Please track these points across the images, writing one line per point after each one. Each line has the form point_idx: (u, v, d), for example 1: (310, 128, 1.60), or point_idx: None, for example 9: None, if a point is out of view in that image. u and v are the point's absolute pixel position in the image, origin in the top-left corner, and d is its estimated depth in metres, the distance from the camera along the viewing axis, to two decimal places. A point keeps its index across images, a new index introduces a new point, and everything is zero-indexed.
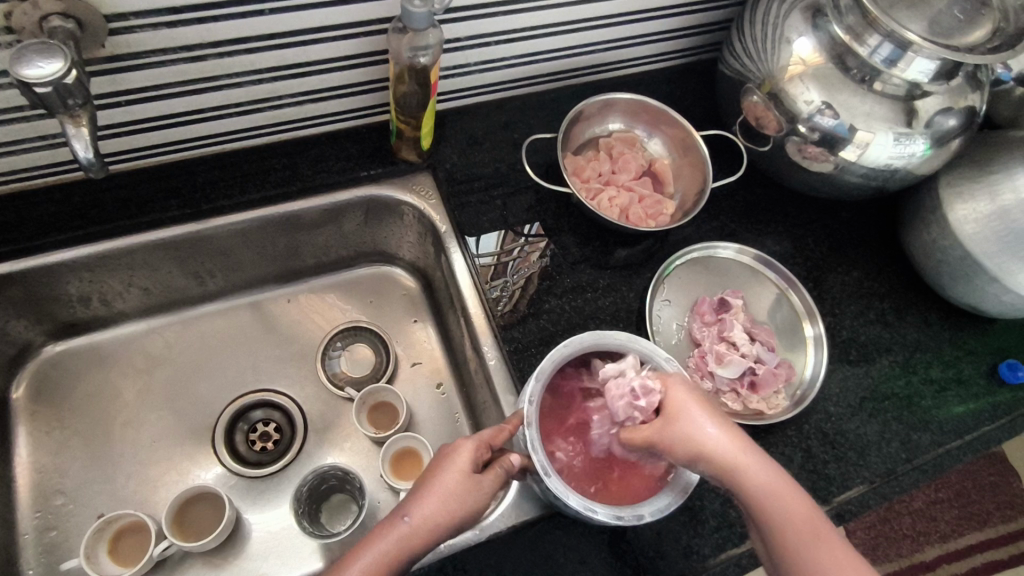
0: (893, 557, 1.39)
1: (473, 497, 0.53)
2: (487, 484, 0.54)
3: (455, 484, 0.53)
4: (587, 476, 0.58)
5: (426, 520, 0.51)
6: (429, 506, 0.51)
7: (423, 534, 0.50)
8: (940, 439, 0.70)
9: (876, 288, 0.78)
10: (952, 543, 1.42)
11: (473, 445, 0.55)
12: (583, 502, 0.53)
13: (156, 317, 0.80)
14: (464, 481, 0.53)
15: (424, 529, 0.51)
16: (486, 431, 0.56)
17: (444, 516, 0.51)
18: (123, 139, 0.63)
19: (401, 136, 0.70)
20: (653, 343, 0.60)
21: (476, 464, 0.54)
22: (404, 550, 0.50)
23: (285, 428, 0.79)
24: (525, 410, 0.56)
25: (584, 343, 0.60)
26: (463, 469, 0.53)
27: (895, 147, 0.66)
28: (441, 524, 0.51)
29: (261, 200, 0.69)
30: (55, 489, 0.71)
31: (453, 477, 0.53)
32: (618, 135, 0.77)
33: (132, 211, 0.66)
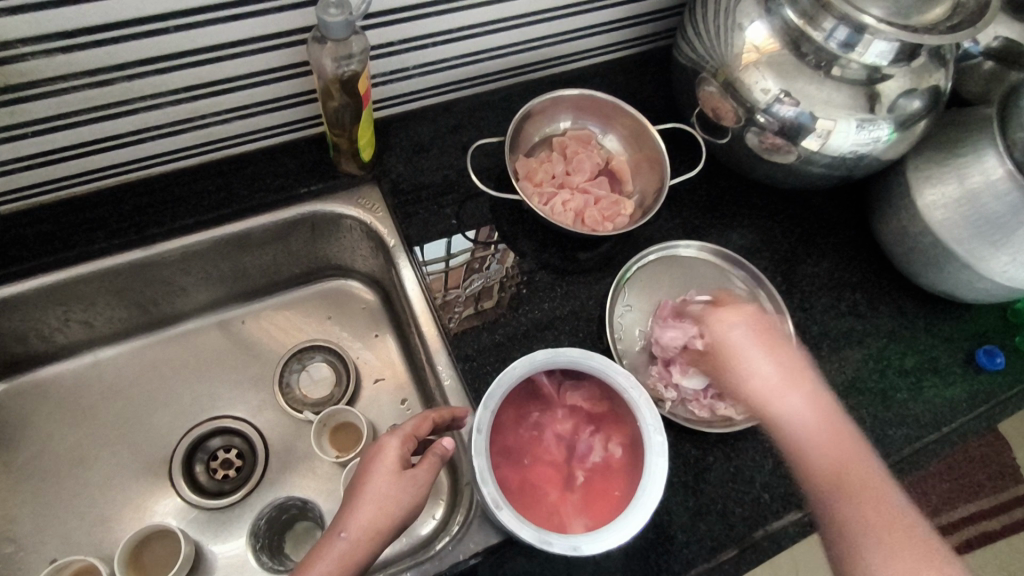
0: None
1: (411, 492, 0.51)
2: (422, 474, 0.53)
3: (388, 485, 0.51)
4: (543, 505, 0.55)
5: (364, 528, 0.49)
6: (365, 514, 0.49)
7: (364, 543, 0.48)
8: (916, 433, 0.68)
9: (847, 278, 0.75)
10: (944, 517, 1.41)
11: (399, 441, 0.53)
12: (537, 533, 0.51)
13: (102, 348, 0.77)
14: (397, 480, 0.52)
15: (364, 538, 0.49)
16: (407, 423, 0.55)
17: (383, 519, 0.50)
18: (38, 171, 0.59)
19: (340, 149, 0.66)
20: (604, 354, 0.58)
21: (405, 459, 0.53)
22: (348, 565, 0.47)
23: (246, 454, 0.76)
24: (473, 440, 0.53)
25: (536, 362, 0.57)
26: (394, 467, 0.52)
27: (858, 133, 0.62)
28: (382, 528, 0.49)
29: (196, 225, 0.66)
30: (5, 537, 0.68)
31: (385, 479, 0.51)
32: (571, 133, 0.74)
33: (57, 245, 0.62)
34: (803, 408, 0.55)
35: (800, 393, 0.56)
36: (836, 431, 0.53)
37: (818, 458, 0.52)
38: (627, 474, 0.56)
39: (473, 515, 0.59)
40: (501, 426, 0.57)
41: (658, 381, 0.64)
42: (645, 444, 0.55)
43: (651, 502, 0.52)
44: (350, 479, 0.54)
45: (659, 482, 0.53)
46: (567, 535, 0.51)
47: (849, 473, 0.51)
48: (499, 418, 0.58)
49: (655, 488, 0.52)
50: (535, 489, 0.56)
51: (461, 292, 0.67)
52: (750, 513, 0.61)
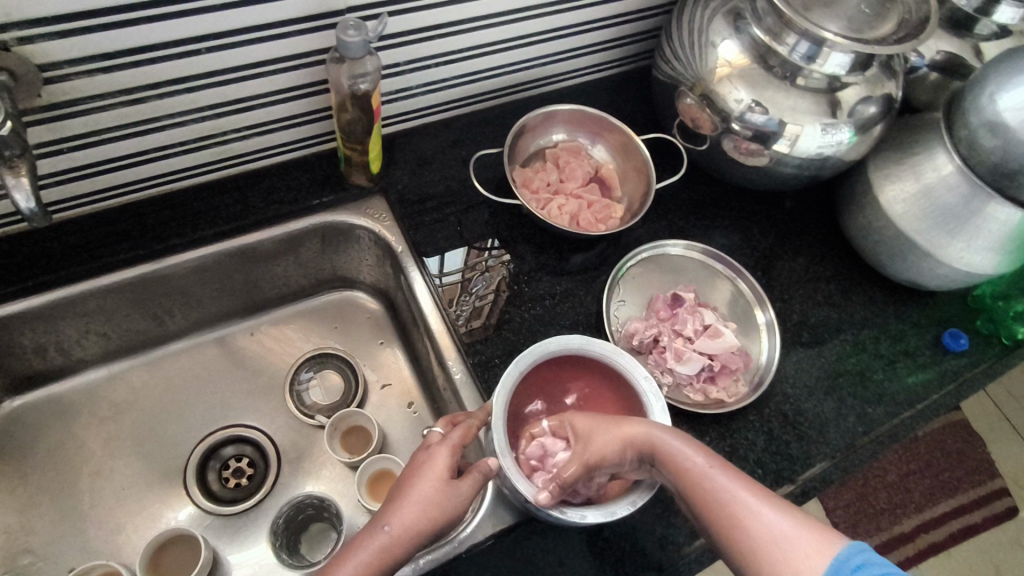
0: (873, 532, 1.43)
1: (451, 504, 0.53)
2: (464, 489, 0.54)
3: (432, 491, 0.53)
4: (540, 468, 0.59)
5: (407, 527, 0.51)
6: (408, 515, 0.52)
7: (404, 541, 0.51)
8: (894, 409, 0.73)
9: (822, 272, 0.81)
10: (927, 512, 1.46)
11: (449, 452, 0.55)
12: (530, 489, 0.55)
13: (116, 362, 0.79)
14: (442, 489, 0.54)
15: (403, 536, 0.51)
16: (457, 434, 0.57)
17: (423, 522, 0.52)
18: (68, 187, 0.62)
19: (350, 162, 0.71)
20: (605, 341, 0.62)
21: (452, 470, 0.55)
22: (384, 558, 0.50)
23: (258, 461, 0.78)
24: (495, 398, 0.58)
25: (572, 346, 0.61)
26: (441, 476, 0.54)
27: (823, 137, 0.69)
28: (421, 530, 0.52)
29: (215, 236, 0.69)
30: (23, 548, 0.69)
31: (430, 485, 0.53)
32: (563, 145, 0.80)
33: (81, 257, 0.66)
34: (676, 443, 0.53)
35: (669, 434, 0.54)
36: (703, 471, 0.51)
37: (705, 491, 0.50)
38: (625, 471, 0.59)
39: (486, 502, 0.61)
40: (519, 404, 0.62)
41: (655, 369, 0.69)
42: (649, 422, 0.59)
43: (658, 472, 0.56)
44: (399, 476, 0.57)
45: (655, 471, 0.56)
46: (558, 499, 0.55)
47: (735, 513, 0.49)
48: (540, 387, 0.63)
49: None
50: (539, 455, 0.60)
51: (469, 296, 0.71)
52: None
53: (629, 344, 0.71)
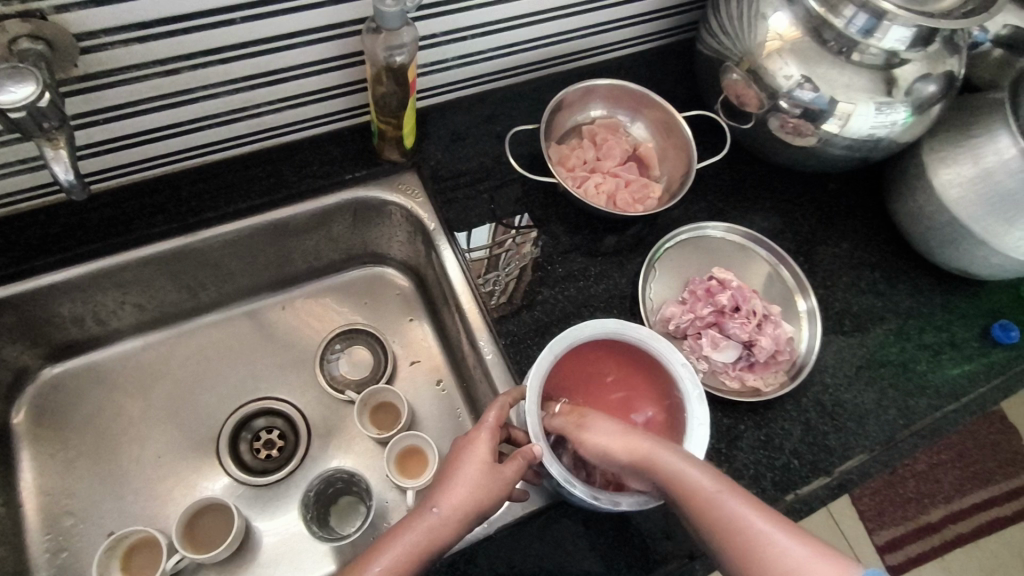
0: (898, 522, 1.41)
1: (498, 486, 0.53)
2: (509, 473, 0.54)
3: (476, 476, 0.53)
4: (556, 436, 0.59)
5: (455, 508, 0.52)
6: (457, 495, 0.52)
7: (453, 523, 0.52)
8: (937, 403, 0.71)
9: (866, 258, 0.78)
10: (955, 503, 1.44)
11: (492, 434, 0.55)
12: (564, 475, 0.54)
13: (151, 332, 0.80)
14: (485, 473, 0.53)
15: (454, 518, 0.52)
16: (493, 415, 0.56)
17: (472, 505, 0.52)
18: (105, 158, 0.62)
19: (383, 137, 0.70)
20: (638, 326, 0.61)
21: (497, 452, 0.55)
22: (435, 539, 0.51)
23: (289, 434, 0.79)
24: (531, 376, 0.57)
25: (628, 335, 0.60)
26: (486, 459, 0.54)
27: (877, 116, 0.66)
28: (469, 511, 0.52)
29: (248, 210, 0.69)
30: (65, 511, 0.71)
31: (475, 468, 0.53)
32: (601, 122, 0.77)
33: (117, 229, 0.66)
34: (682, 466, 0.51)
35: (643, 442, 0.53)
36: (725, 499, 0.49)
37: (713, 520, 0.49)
38: None
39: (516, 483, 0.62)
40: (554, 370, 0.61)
41: (690, 355, 0.68)
42: (685, 408, 0.58)
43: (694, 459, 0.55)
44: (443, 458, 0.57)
45: None
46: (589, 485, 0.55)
47: (752, 549, 0.47)
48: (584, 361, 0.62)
49: (700, 442, 0.56)
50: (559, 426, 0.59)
51: (498, 273, 0.70)
52: (781, 478, 0.64)
53: (665, 329, 0.69)
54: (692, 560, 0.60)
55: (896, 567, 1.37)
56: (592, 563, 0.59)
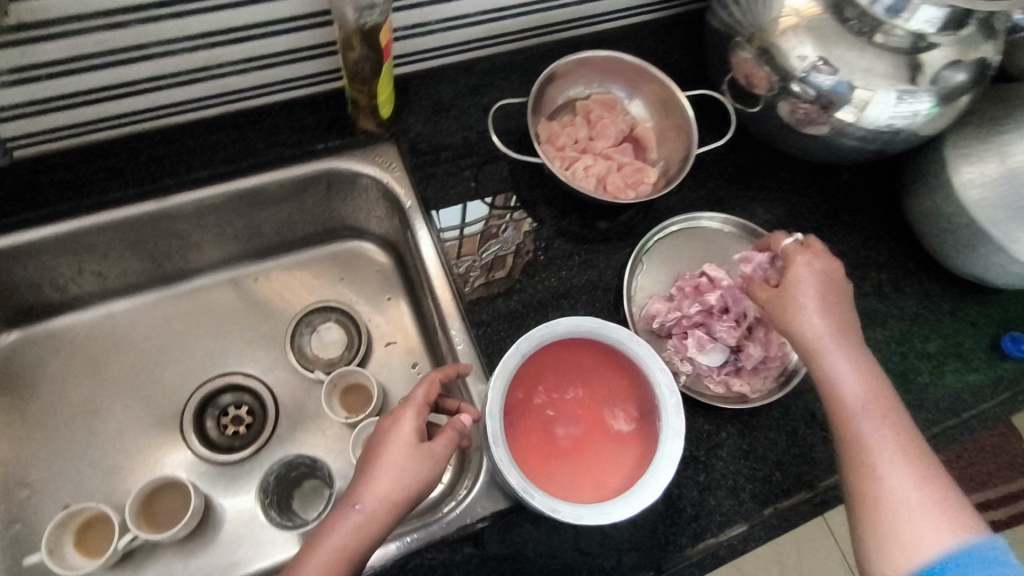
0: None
1: (426, 467, 0.52)
2: (437, 449, 0.53)
3: (403, 459, 0.51)
4: (534, 434, 0.55)
5: (380, 500, 0.50)
6: (381, 487, 0.50)
7: (380, 515, 0.49)
8: (936, 417, 0.66)
9: (874, 258, 0.73)
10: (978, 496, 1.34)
11: (416, 413, 0.54)
12: (522, 482, 0.51)
13: (116, 300, 0.77)
14: (412, 455, 0.52)
15: (380, 510, 0.49)
16: (419, 394, 0.55)
17: (400, 493, 0.50)
18: (52, 117, 0.58)
19: (358, 106, 0.65)
20: (618, 325, 0.57)
21: (421, 432, 0.53)
22: (364, 536, 0.49)
23: (257, 411, 0.76)
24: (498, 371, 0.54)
25: (614, 337, 0.56)
26: (411, 440, 0.52)
27: (898, 105, 0.60)
28: (398, 500, 0.50)
29: (210, 178, 0.64)
30: (20, 481, 0.69)
31: (400, 453, 0.51)
32: (596, 98, 0.72)
33: (69, 193, 0.62)
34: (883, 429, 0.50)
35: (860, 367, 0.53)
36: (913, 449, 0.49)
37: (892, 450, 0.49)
38: (619, 471, 0.54)
39: (480, 481, 0.59)
40: (536, 365, 0.57)
41: (674, 356, 0.63)
42: (661, 417, 0.54)
43: (664, 476, 0.51)
44: (365, 446, 0.54)
45: (658, 486, 0.51)
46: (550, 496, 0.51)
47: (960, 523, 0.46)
48: (569, 357, 0.58)
49: (670, 456, 0.52)
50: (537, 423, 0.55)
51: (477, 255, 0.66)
52: (761, 490, 0.61)
53: (648, 326, 0.65)
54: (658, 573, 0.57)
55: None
56: (553, 571, 0.56)
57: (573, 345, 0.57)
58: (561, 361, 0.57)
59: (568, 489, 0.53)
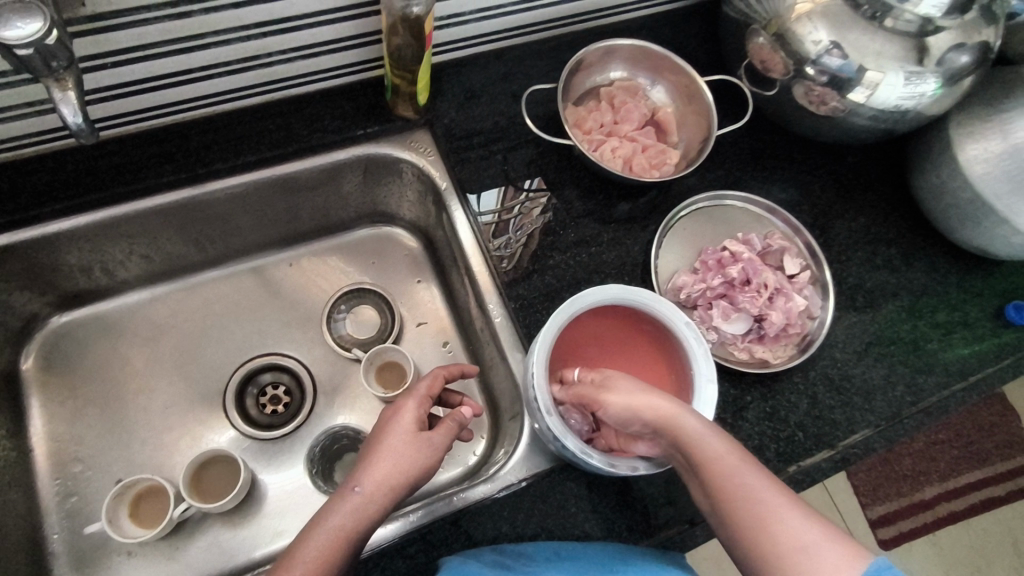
0: None
1: (425, 453, 0.58)
2: (436, 439, 0.59)
3: (403, 445, 0.57)
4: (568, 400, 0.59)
5: (379, 483, 0.55)
6: (379, 471, 0.55)
7: (377, 496, 0.54)
8: (945, 381, 0.70)
9: (883, 234, 0.77)
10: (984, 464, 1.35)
11: (416, 405, 0.61)
12: (579, 446, 0.54)
13: (159, 284, 0.80)
14: (413, 441, 0.58)
15: (378, 492, 0.55)
16: (423, 387, 0.63)
17: (396, 477, 0.56)
18: (112, 104, 0.61)
19: (397, 92, 0.68)
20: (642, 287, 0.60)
21: (420, 422, 0.60)
22: (362, 516, 0.53)
23: (295, 391, 0.80)
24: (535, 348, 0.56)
25: (643, 300, 0.59)
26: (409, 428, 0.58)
27: (905, 87, 0.63)
28: (394, 484, 0.55)
29: (257, 162, 0.68)
30: (74, 457, 0.72)
31: (401, 439, 0.58)
32: (620, 84, 0.75)
33: (125, 177, 0.65)
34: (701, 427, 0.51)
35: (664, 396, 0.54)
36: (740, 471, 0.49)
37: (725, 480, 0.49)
38: None
39: (520, 448, 0.63)
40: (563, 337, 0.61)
41: (700, 325, 0.67)
42: (692, 366, 0.57)
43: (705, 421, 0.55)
44: (370, 437, 0.60)
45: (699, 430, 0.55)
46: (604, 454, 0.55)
47: (767, 532, 0.46)
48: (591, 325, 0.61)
49: (709, 401, 0.55)
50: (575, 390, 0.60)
51: (506, 237, 0.69)
52: (784, 449, 0.64)
53: (676, 298, 0.68)
54: (693, 526, 0.60)
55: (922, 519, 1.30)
56: (593, 526, 0.59)
57: (595, 312, 0.61)
58: (586, 331, 0.62)
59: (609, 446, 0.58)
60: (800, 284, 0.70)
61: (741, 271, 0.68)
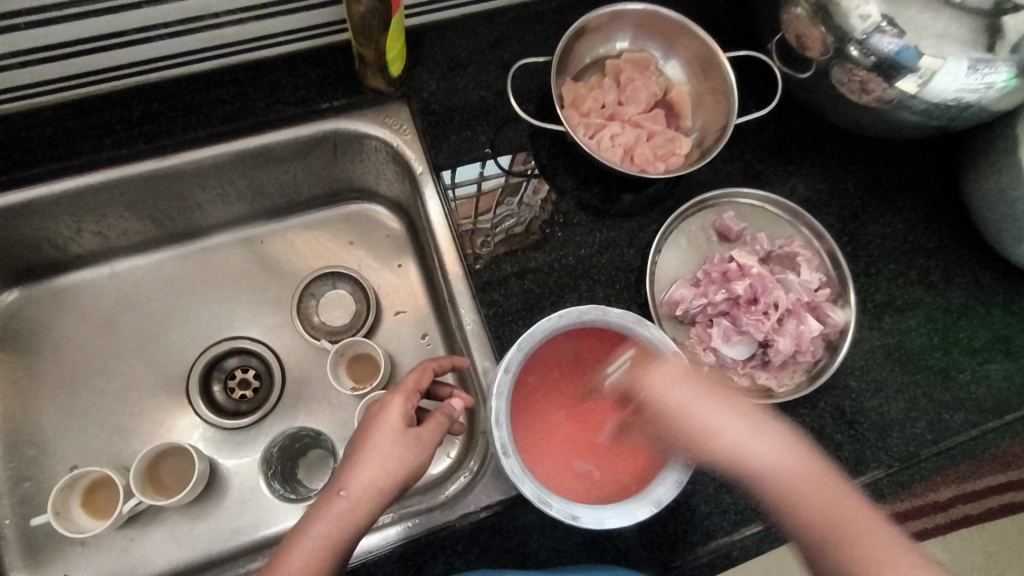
0: (954, 485, 1.24)
1: (414, 452, 0.51)
2: (427, 435, 0.52)
3: (391, 444, 0.50)
4: (539, 431, 0.51)
5: (365, 488, 0.49)
6: (364, 474, 0.49)
7: (364, 502, 0.48)
8: (975, 419, 0.62)
9: (922, 243, 0.67)
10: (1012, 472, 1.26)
11: (403, 399, 0.53)
12: (538, 490, 0.47)
13: (120, 259, 0.75)
14: (400, 440, 0.51)
15: (365, 497, 0.49)
16: (412, 378, 0.55)
17: (384, 480, 0.49)
18: (39, 70, 0.55)
19: (365, 62, 0.59)
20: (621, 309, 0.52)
21: (408, 418, 0.52)
22: (350, 523, 0.48)
23: (264, 376, 0.75)
24: (497, 378, 0.49)
25: (623, 321, 0.51)
26: (397, 426, 0.51)
27: (970, 76, 0.52)
28: (382, 488, 0.49)
29: (208, 138, 0.60)
30: (29, 440, 0.69)
31: (388, 437, 0.50)
32: (628, 57, 0.65)
33: (61, 151, 0.58)
34: (755, 442, 0.47)
35: (732, 404, 0.48)
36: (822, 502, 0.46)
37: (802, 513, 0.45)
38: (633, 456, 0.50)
39: (485, 471, 0.57)
40: (534, 363, 0.52)
41: (696, 346, 0.59)
42: None
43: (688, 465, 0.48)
44: (355, 432, 0.53)
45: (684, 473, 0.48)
46: (568, 502, 0.47)
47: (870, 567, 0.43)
48: (567, 349, 0.53)
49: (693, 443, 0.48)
50: (548, 423, 0.52)
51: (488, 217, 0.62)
52: None
53: (671, 312, 0.60)
54: (666, 571, 0.55)
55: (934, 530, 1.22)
56: (558, 565, 0.54)
57: (569, 334, 0.52)
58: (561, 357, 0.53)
59: (583, 490, 0.49)
60: (818, 302, 0.60)
61: (748, 288, 0.59)
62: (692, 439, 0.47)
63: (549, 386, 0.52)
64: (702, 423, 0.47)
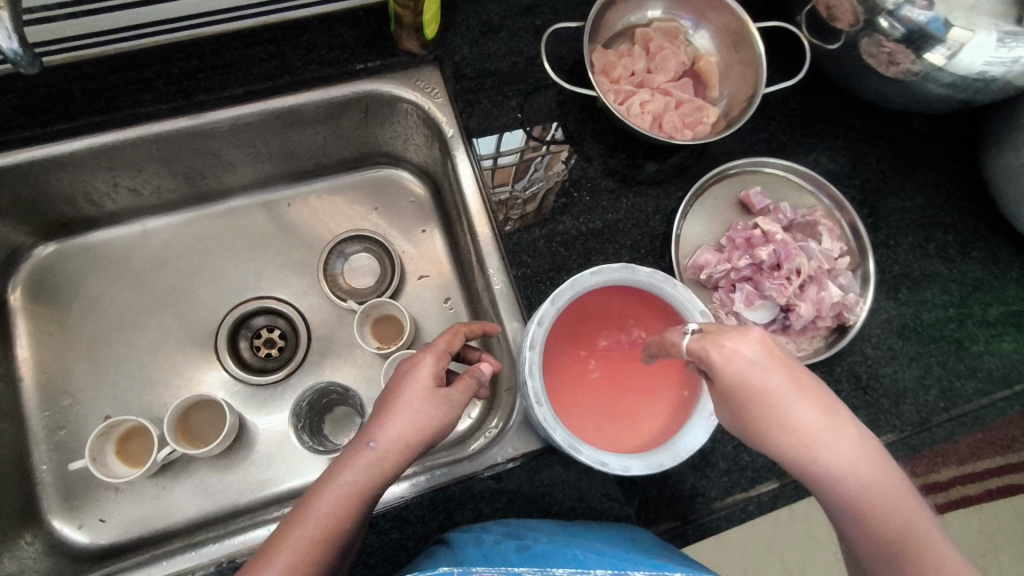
0: (954, 464, 1.26)
1: (443, 411, 0.52)
2: (455, 396, 0.53)
3: (421, 402, 0.51)
4: (566, 382, 0.53)
5: (395, 442, 0.49)
6: (395, 428, 0.50)
7: (393, 456, 0.49)
8: (986, 388, 0.64)
9: (940, 217, 0.68)
10: (1010, 455, 1.28)
11: (434, 358, 0.54)
12: (569, 438, 0.49)
13: (152, 217, 0.77)
14: (430, 398, 0.52)
15: (393, 451, 0.49)
16: (443, 339, 0.56)
17: (413, 436, 0.50)
18: (84, 21, 0.56)
19: (400, 23, 0.60)
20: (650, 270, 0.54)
21: (438, 377, 0.53)
22: (376, 474, 0.48)
23: (290, 334, 0.76)
24: (530, 331, 0.51)
25: (652, 281, 0.53)
26: (427, 384, 0.52)
27: (996, 50, 0.53)
28: (410, 443, 0.50)
29: (246, 96, 0.62)
30: (63, 390, 0.71)
31: (419, 394, 0.51)
32: (657, 25, 0.66)
33: (102, 105, 0.59)
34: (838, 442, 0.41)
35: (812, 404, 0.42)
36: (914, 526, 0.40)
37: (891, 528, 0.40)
38: (654, 409, 0.53)
39: (512, 422, 0.60)
40: (563, 318, 0.54)
41: (718, 310, 0.61)
42: None
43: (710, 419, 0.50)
44: (384, 388, 0.54)
45: (707, 427, 0.50)
46: (596, 450, 0.50)
47: None
48: (595, 306, 0.55)
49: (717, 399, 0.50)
50: (577, 376, 0.54)
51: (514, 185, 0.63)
52: None
53: (695, 277, 0.62)
54: (685, 523, 0.57)
55: (939, 506, 1.27)
56: (581, 514, 0.56)
57: (597, 291, 0.54)
58: (588, 313, 0.55)
59: (608, 439, 0.52)
60: (839, 270, 0.62)
61: (772, 254, 0.60)
62: (752, 408, 0.42)
63: (578, 341, 0.55)
64: (773, 385, 0.42)
